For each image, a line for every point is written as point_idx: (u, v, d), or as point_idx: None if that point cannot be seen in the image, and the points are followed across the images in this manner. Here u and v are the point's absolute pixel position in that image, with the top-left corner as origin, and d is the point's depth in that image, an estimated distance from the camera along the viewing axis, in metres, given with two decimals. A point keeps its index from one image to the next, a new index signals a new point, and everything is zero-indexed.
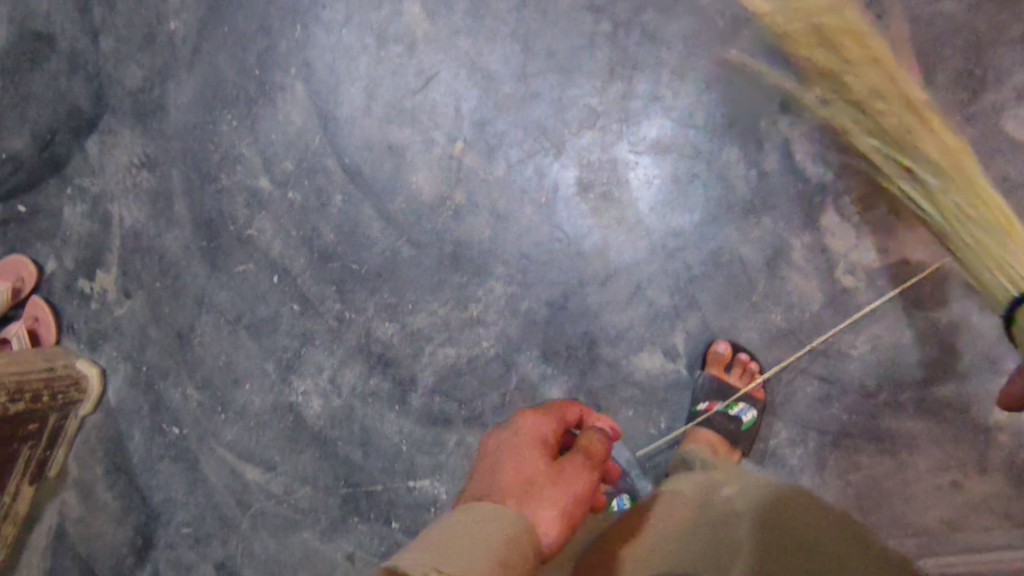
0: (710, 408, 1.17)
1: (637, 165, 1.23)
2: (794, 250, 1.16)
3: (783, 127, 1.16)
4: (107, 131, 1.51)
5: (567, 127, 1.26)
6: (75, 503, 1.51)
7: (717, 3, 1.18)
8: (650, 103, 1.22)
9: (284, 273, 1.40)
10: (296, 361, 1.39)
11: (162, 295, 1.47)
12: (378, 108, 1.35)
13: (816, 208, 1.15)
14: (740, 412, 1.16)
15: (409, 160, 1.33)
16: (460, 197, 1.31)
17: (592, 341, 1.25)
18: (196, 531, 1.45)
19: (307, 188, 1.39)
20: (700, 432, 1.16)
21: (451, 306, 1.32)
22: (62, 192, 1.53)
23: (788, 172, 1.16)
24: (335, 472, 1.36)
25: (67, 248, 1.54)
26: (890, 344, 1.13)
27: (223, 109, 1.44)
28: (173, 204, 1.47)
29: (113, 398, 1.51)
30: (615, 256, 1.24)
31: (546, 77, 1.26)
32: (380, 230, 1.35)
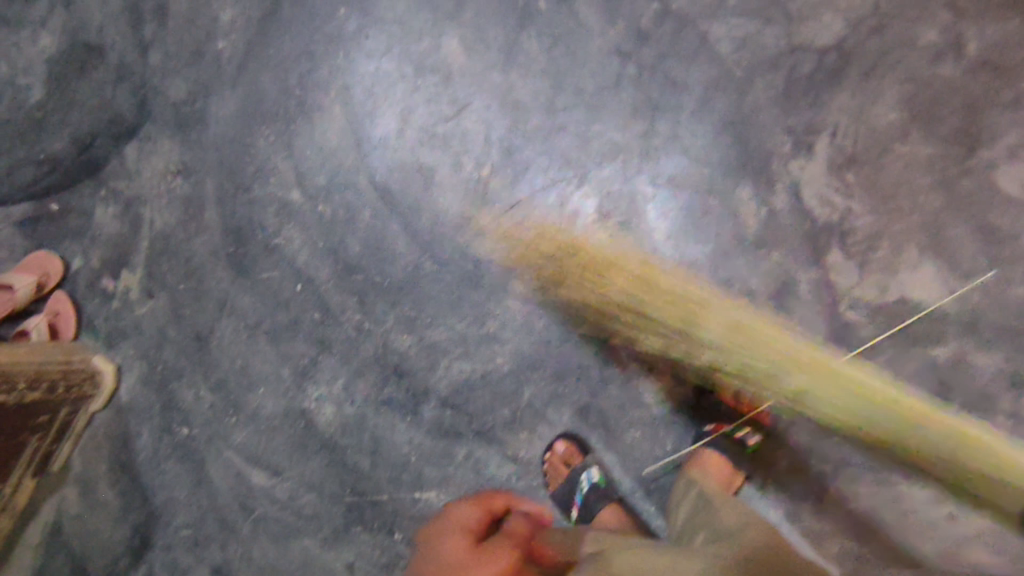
0: (716, 430, 1.24)
1: (654, 199, 1.30)
2: (799, 284, 1.23)
3: (792, 170, 1.24)
4: (146, 138, 1.58)
5: (590, 160, 1.34)
6: (74, 499, 1.51)
7: (735, 55, 1.28)
8: (669, 141, 1.30)
9: (307, 282, 1.45)
10: (312, 368, 1.43)
11: (185, 297, 1.52)
12: (411, 132, 1.43)
13: (822, 246, 1.22)
14: (745, 435, 1.23)
15: (437, 182, 1.40)
16: (484, 219, 1.37)
17: (603, 362, 1.30)
18: (196, 534, 1.47)
19: (336, 203, 1.45)
20: (707, 454, 1.23)
21: (469, 322, 1.36)
22: (97, 193, 1.59)
23: (797, 213, 1.24)
24: (342, 480, 1.40)
25: (95, 247, 1.59)
26: (889, 379, 1.19)
27: (262, 124, 1.51)
28: (204, 210, 1.53)
29: (125, 395, 1.53)
30: (630, 282, 1.31)
31: (573, 112, 1.35)
32: (405, 245, 1.40)
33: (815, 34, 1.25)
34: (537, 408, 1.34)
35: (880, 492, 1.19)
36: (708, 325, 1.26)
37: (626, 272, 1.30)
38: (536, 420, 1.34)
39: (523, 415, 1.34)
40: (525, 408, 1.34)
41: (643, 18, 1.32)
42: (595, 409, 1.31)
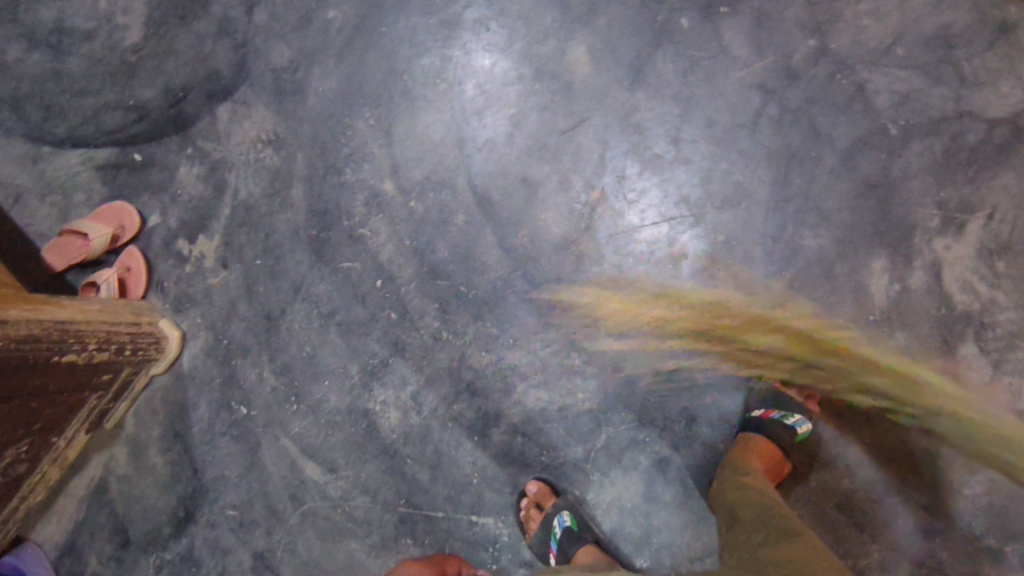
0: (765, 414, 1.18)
1: (771, 257, 1.21)
2: (923, 372, 1.14)
3: (937, 246, 1.15)
4: (241, 102, 1.51)
5: (709, 200, 1.24)
6: (125, 460, 1.50)
7: (893, 110, 1.18)
8: (802, 196, 1.20)
9: (389, 279, 1.39)
10: (380, 369, 1.38)
11: (259, 273, 1.47)
12: (520, 138, 1.34)
13: (957, 336, 1.14)
14: (796, 423, 1.15)
15: (541, 197, 1.32)
16: (586, 245, 1.29)
17: (691, 418, 1.24)
18: (241, 516, 1.42)
19: (430, 201, 1.38)
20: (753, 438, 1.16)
21: (553, 349, 1.30)
22: (182, 151, 1.54)
23: (935, 294, 1.15)
24: (398, 489, 1.35)
25: (175, 205, 1.54)
26: (1006, 492, 1.12)
27: (363, 105, 1.43)
28: (291, 186, 1.47)
29: (186, 363, 1.50)
30: (732, 336, 1.23)
31: (699, 145, 1.25)
32: (497, 259, 1.33)
33: (984, 103, 1.16)
34: (613, 453, 1.27)
35: None
36: (734, 322, 1.23)
37: (642, 301, 1.27)
38: (611, 462, 1.27)
39: (596, 456, 1.28)
40: (598, 450, 1.28)
41: (795, 54, 1.22)
42: (675, 466, 1.25)
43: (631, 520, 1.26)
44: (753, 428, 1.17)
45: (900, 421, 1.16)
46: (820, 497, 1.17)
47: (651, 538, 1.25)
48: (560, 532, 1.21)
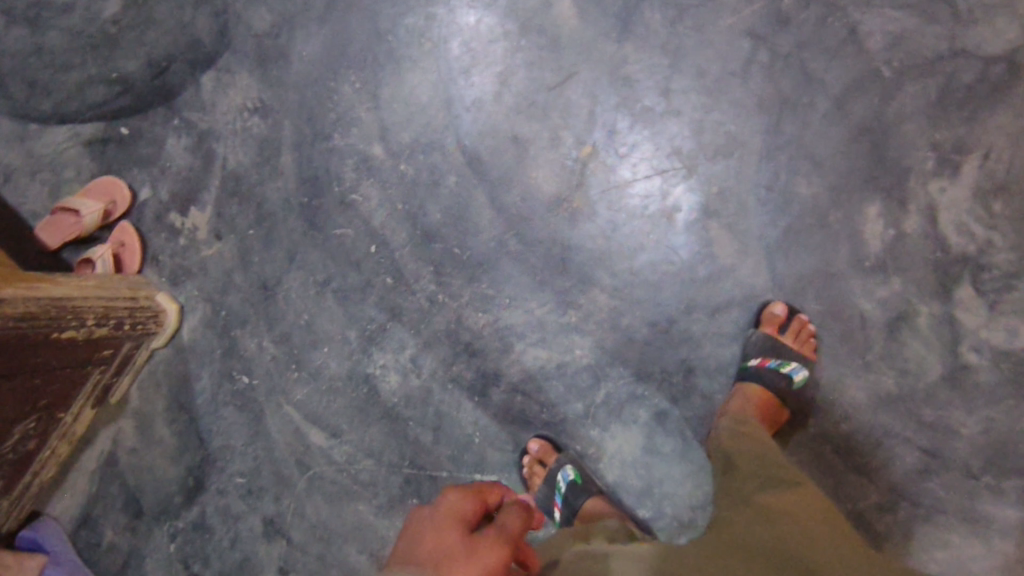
0: (761, 364, 1.16)
1: (765, 206, 1.20)
2: (919, 315, 1.15)
3: (932, 188, 1.14)
4: (224, 70, 1.49)
5: (701, 151, 1.23)
6: (132, 432, 1.52)
7: (887, 52, 1.16)
8: (795, 143, 1.19)
9: (383, 244, 1.38)
10: (379, 334, 1.38)
11: (253, 243, 1.46)
12: (509, 96, 1.32)
13: (952, 278, 1.14)
14: (792, 371, 1.16)
15: (532, 156, 1.30)
16: (579, 201, 1.28)
17: (688, 370, 1.25)
18: (250, 482, 1.45)
19: (420, 163, 1.37)
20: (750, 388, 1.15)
21: (550, 308, 1.30)
22: (169, 122, 1.52)
23: (930, 237, 1.14)
24: (402, 451, 1.37)
25: (165, 178, 1.53)
26: (1002, 430, 1.13)
27: (348, 68, 1.41)
28: (280, 154, 1.45)
29: (186, 335, 1.51)
30: (728, 288, 1.22)
31: (690, 95, 1.23)
32: (490, 219, 1.33)
33: (979, 41, 1.13)
34: (613, 408, 1.28)
35: (971, 549, 1.14)
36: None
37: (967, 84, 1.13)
38: (610, 417, 1.28)
39: (596, 412, 1.29)
40: (598, 406, 1.29)
41: None
42: (673, 418, 1.26)
43: (632, 473, 1.28)
44: (749, 377, 1.17)
45: (901, 362, 1.15)
46: (818, 442, 1.18)
47: (652, 489, 1.27)
48: (565, 486, 1.23)
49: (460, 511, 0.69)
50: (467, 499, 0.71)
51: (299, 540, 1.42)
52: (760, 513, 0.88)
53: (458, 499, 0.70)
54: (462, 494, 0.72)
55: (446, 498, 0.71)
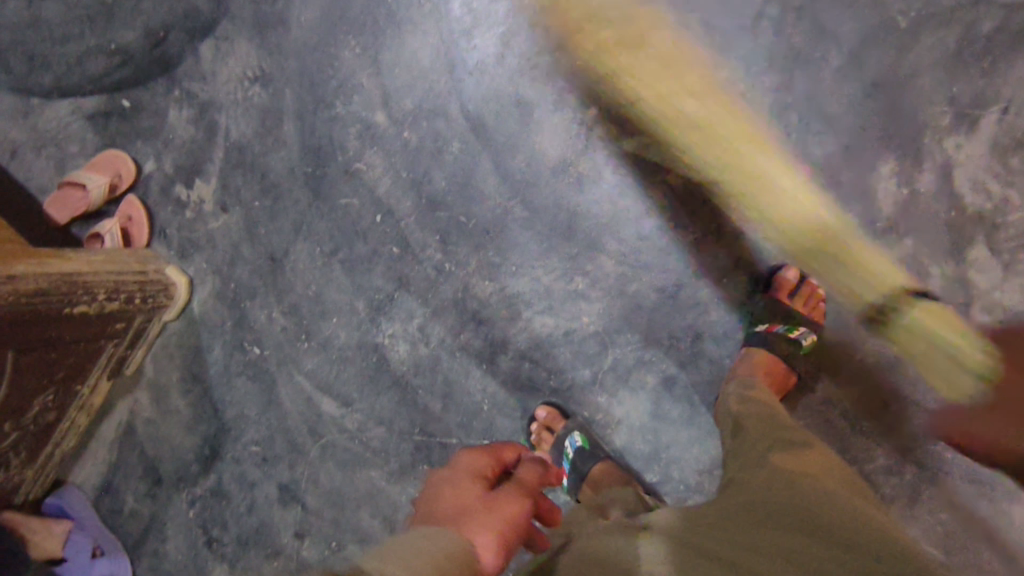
0: (769, 329, 1.17)
1: (776, 167, 1.18)
2: (931, 278, 1.13)
3: (948, 146, 1.11)
4: (223, 38, 1.46)
5: (710, 112, 1.20)
6: (148, 403, 1.55)
7: (904, 3, 1.11)
8: (807, 101, 1.16)
9: (388, 213, 1.37)
10: (386, 304, 1.38)
11: (259, 215, 1.46)
12: (512, 59, 1.29)
13: (966, 239, 1.11)
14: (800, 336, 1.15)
15: (536, 120, 1.28)
16: (584, 167, 1.26)
17: (696, 335, 1.25)
18: (265, 451, 1.47)
19: (423, 130, 1.35)
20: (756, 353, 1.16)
21: (556, 275, 1.29)
22: (169, 93, 1.51)
23: (945, 197, 1.11)
24: (412, 419, 1.38)
25: (168, 150, 1.52)
26: None
27: (346, 33, 1.38)
28: (282, 123, 1.44)
29: (197, 308, 1.52)
30: (736, 252, 1.21)
31: (698, 53, 1.19)
32: (495, 186, 1.31)
33: None
34: (621, 374, 1.28)
35: (980, 510, 1.14)
36: None
37: None
38: (618, 383, 1.28)
39: (604, 378, 1.29)
40: (605, 372, 1.29)
41: None
42: (681, 384, 1.26)
43: (641, 438, 1.28)
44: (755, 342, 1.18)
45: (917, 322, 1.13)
46: (825, 406, 1.19)
47: (660, 453, 1.28)
48: (572, 452, 1.24)
49: (477, 466, 0.80)
50: (483, 458, 0.82)
51: (314, 505, 1.45)
52: (772, 471, 0.88)
53: (474, 458, 0.82)
54: (477, 454, 0.83)
55: (463, 459, 0.82)
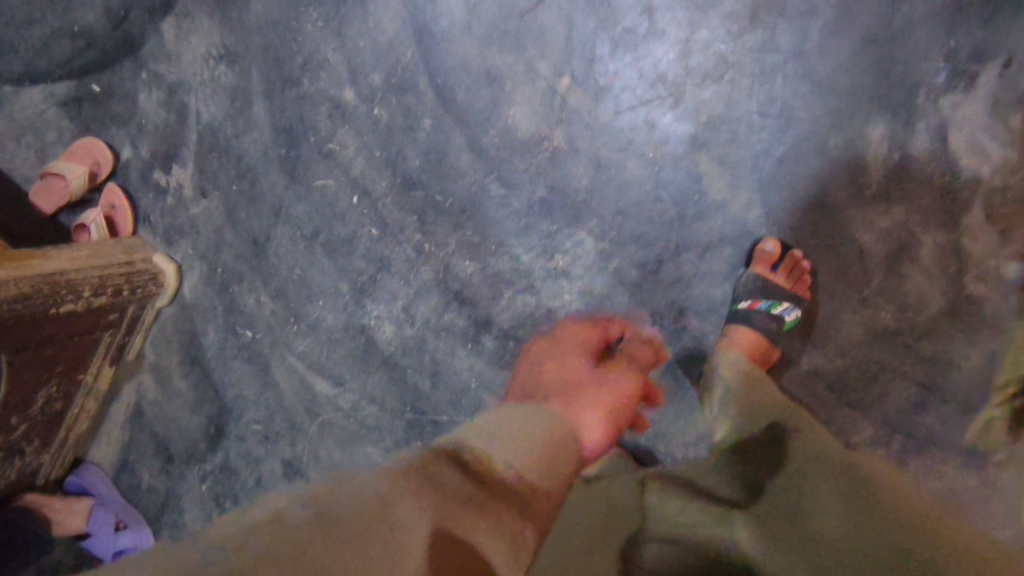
0: (752, 306, 1.14)
1: (762, 132, 1.12)
2: (922, 247, 1.08)
3: (942, 106, 1.05)
4: (184, 16, 1.42)
5: (688, 76, 1.14)
6: (152, 386, 1.60)
7: None
8: (794, 58, 1.09)
9: (365, 194, 1.35)
10: (370, 286, 1.38)
11: (238, 200, 1.44)
12: (479, 25, 1.22)
13: (958, 206, 1.06)
14: (784, 312, 1.13)
15: (508, 92, 1.23)
16: (560, 139, 1.21)
17: (679, 311, 1.23)
18: (266, 429, 1.52)
19: (394, 106, 1.30)
20: (739, 331, 1.14)
21: (536, 253, 1.27)
22: (137, 76, 1.47)
23: (937, 160, 1.06)
24: (403, 397, 1.40)
25: (143, 135, 1.50)
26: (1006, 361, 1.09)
27: (308, 4, 1.32)
28: (252, 103, 1.39)
29: (188, 293, 1.53)
30: (718, 224, 1.18)
31: (674, 12, 1.12)
32: (469, 162, 1.27)
33: None
34: None
35: (968, 479, 1.14)
36: None
37: None
38: None
39: None
40: None
41: None
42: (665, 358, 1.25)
43: None
44: (739, 318, 1.15)
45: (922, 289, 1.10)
46: (810, 380, 1.17)
47: (647, 427, 1.29)
48: None
49: (583, 342, 1.14)
50: (591, 333, 1.17)
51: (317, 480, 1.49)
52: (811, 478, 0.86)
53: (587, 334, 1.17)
54: (590, 330, 1.19)
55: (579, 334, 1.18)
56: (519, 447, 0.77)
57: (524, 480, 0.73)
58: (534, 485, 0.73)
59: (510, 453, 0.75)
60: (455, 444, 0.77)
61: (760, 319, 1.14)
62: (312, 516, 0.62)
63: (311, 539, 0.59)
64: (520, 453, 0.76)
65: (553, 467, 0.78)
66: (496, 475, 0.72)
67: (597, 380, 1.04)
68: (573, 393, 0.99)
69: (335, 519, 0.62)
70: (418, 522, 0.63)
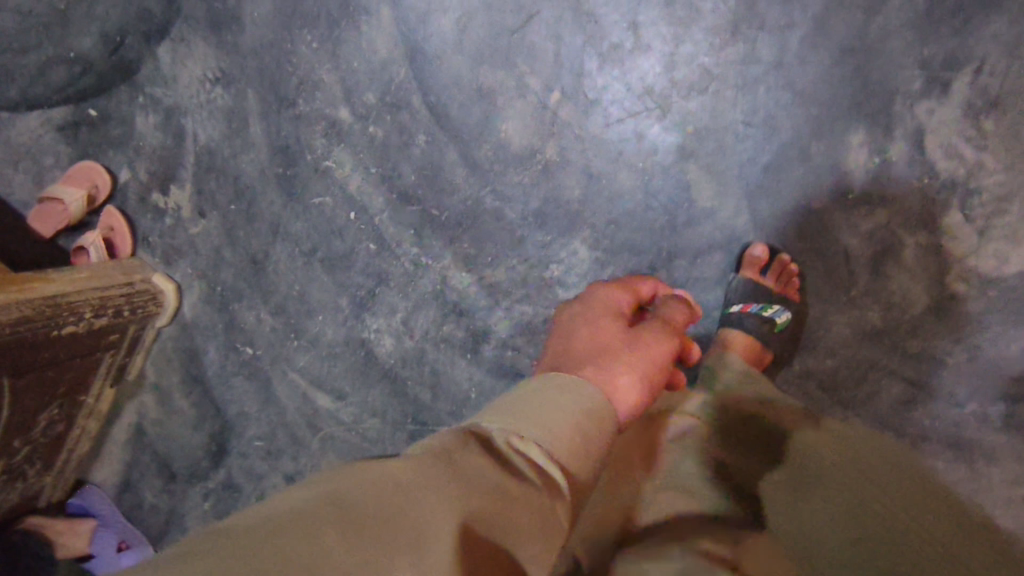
0: (743, 310, 1.18)
1: (747, 141, 1.16)
2: (905, 249, 1.12)
3: (919, 112, 1.09)
4: (180, 40, 1.45)
5: (674, 88, 1.18)
6: (153, 405, 1.61)
7: None
8: (775, 70, 1.13)
9: (362, 210, 1.37)
10: (369, 300, 1.40)
11: (237, 219, 1.46)
12: (470, 44, 1.26)
13: (938, 208, 1.10)
14: (774, 314, 1.16)
15: (500, 107, 1.26)
16: (552, 152, 1.25)
17: None
18: (269, 445, 1.53)
19: (388, 124, 1.33)
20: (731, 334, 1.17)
21: (531, 263, 1.30)
22: (134, 100, 1.49)
23: (916, 165, 1.10)
24: (404, 408, 1.42)
25: (140, 158, 1.52)
26: (988, 358, 1.12)
27: (301, 27, 1.35)
28: (248, 125, 1.42)
29: (188, 312, 1.55)
30: (708, 231, 1.21)
31: (659, 27, 1.16)
32: (464, 177, 1.30)
33: None
34: None
35: (959, 472, 1.17)
36: None
37: None
38: None
39: None
40: None
41: None
42: None
43: None
44: (732, 322, 1.19)
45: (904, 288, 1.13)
46: (801, 379, 1.20)
47: None
48: None
49: (612, 297, 1.06)
50: (621, 295, 1.07)
51: None
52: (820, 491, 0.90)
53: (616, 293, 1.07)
54: (620, 291, 1.07)
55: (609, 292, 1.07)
56: (556, 423, 0.70)
57: (554, 460, 0.67)
58: (567, 471, 0.68)
59: (543, 428, 0.69)
60: (478, 424, 0.71)
61: (752, 321, 1.17)
62: (328, 500, 0.56)
63: (330, 529, 0.52)
64: (555, 432, 0.69)
65: (588, 454, 0.71)
66: (526, 463, 0.66)
67: (633, 343, 0.93)
68: (611, 354, 0.90)
69: (358, 504, 0.55)
70: (446, 515, 0.57)
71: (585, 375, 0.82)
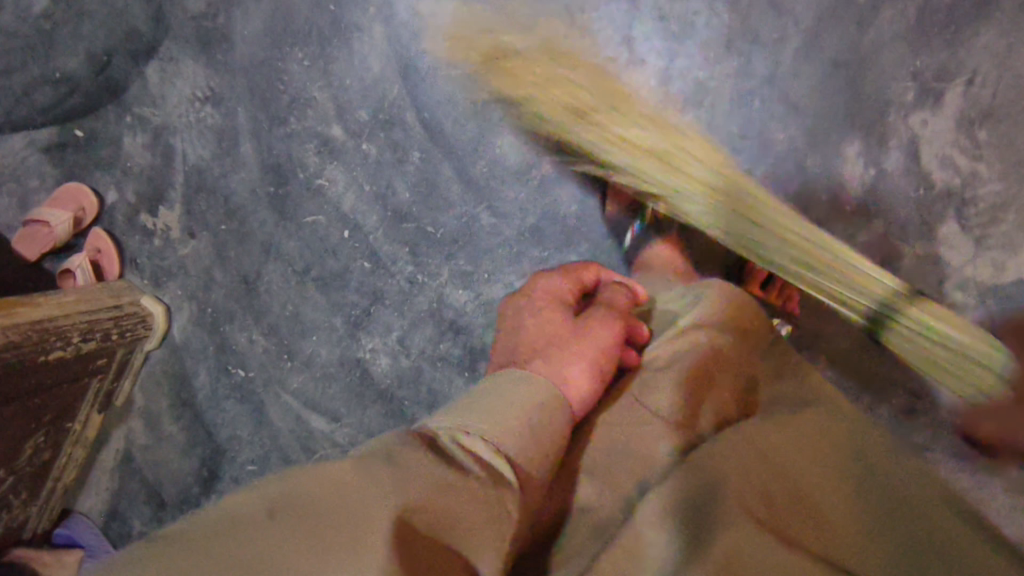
0: None
1: (741, 154, 1.15)
2: (903, 257, 1.11)
3: (912, 123, 1.09)
4: (168, 59, 1.43)
5: (668, 102, 1.18)
6: (142, 431, 1.57)
7: None
8: (768, 84, 1.15)
9: (356, 228, 1.36)
10: (364, 319, 1.38)
11: (228, 239, 1.44)
12: (464, 60, 1.26)
13: (934, 218, 1.10)
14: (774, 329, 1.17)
15: (494, 123, 1.26)
16: (548, 168, 1.26)
17: None
18: (262, 469, 1.49)
19: (382, 141, 1.32)
20: None
21: (529, 278, 1.30)
22: (122, 120, 1.47)
23: (910, 175, 1.11)
24: (401, 429, 1.39)
25: (128, 179, 1.50)
26: None
27: (292, 45, 1.34)
28: (239, 143, 1.41)
29: (178, 335, 1.52)
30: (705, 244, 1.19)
31: (653, 44, 1.19)
32: (459, 194, 1.30)
33: None
34: None
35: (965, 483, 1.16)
36: None
37: None
38: None
39: None
40: None
41: None
42: None
43: None
44: None
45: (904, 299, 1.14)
46: None
47: None
48: None
49: (560, 293, 0.99)
50: (567, 284, 1.01)
51: None
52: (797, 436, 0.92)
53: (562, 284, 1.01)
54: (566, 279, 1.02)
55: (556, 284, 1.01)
56: (501, 414, 0.72)
57: (502, 455, 0.69)
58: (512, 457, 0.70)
59: (489, 421, 0.71)
60: (426, 426, 0.73)
61: None
62: (278, 500, 0.59)
63: (270, 527, 0.56)
64: (500, 423, 0.71)
65: (540, 442, 0.73)
66: (470, 456, 0.68)
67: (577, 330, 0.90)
68: (557, 344, 0.87)
69: (305, 501, 0.59)
70: (380, 504, 0.59)
71: (531, 368, 0.82)
